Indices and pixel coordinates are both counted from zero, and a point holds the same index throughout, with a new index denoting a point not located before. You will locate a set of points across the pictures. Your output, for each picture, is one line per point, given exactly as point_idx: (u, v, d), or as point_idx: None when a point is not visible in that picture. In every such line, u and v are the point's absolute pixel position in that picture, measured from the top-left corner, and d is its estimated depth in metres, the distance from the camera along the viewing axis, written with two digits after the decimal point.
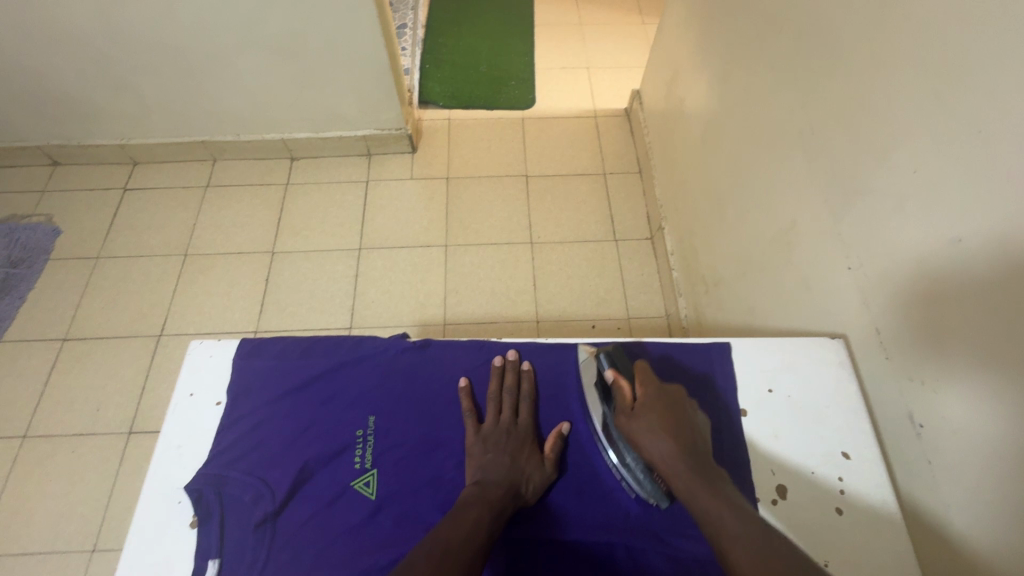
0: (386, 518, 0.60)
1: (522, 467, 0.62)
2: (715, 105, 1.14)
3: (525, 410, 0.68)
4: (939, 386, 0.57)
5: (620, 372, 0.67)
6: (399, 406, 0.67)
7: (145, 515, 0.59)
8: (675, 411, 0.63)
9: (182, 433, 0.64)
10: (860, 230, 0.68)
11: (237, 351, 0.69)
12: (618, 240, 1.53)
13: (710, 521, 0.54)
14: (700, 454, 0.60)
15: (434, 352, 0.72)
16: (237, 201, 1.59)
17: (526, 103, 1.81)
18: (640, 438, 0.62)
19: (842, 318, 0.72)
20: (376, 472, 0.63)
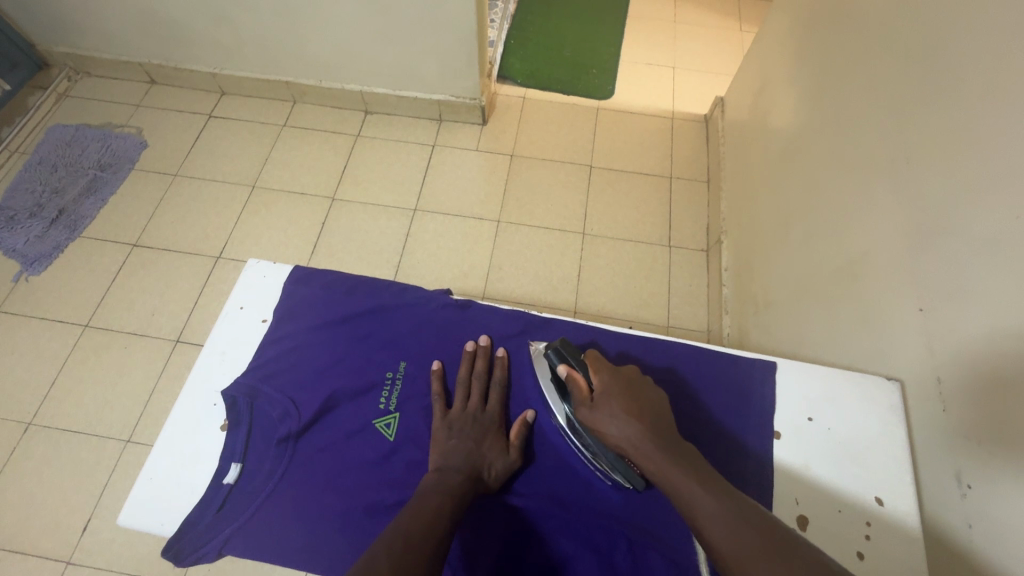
0: (400, 460, 0.62)
1: (485, 453, 0.62)
2: (802, 123, 1.07)
3: (494, 397, 0.66)
4: (996, 451, 0.52)
5: (569, 363, 0.65)
6: (432, 358, 0.69)
7: (184, 409, 0.63)
8: (634, 394, 0.62)
9: (227, 341, 0.67)
10: (940, 273, 0.63)
11: (289, 276, 0.72)
12: (672, 247, 1.48)
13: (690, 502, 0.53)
14: (663, 430, 0.59)
15: (474, 314, 0.72)
16: (308, 144, 1.64)
17: (604, 94, 1.78)
18: (603, 425, 0.60)
19: (899, 363, 0.67)
20: (398, 415, 0.65)
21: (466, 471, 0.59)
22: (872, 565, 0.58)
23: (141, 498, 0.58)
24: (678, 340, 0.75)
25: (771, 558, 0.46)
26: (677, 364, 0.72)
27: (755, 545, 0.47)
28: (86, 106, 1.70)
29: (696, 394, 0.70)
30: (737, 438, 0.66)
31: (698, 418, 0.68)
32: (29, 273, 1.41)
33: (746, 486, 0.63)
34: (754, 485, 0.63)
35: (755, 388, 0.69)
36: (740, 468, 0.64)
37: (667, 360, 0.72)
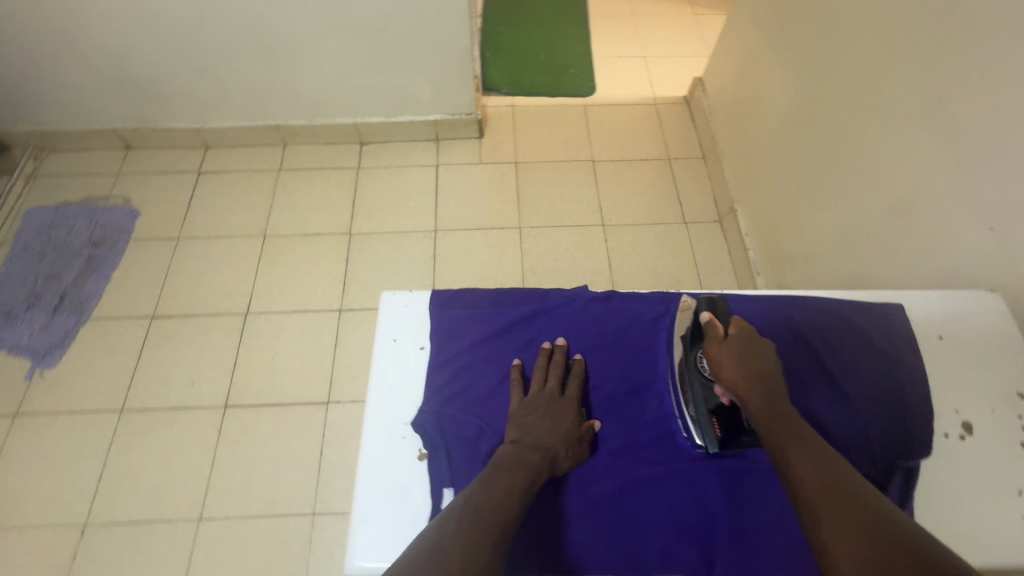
0: (602, 452, 0.65)
1: (563, 436, 0.62)
2: (804, 85, 1.17)
3: (574, 383, 0.67)
4: None
5: (715, 313, 0.68)
6: (596, 352, 0.71)
7: (376, 446, 0.63)
8: (758, 354, 0.63)
9: (391, 375, 0.68)
10: (1003, 191, 0.72)
11: (430, 301, 0.73)
12: (688, 223, 1.56)
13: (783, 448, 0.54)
14: (777, 390, 0.60)
15: (617, 303, 0.75)
16: (311, 184, 1.62)
17: (586, 91, 1.85)
18: (721, 364, 0.63)
19: (987, 276, 0.75)
20: (585, 409, 0.67)
21: (542, 447, 0.60)
22: None
23: (366, 541, 0.58)
24: (805, 293, 0.75)
25: (840, 513, 0.46)
26: (811, 316, 0.70)
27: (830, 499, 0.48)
28: (61, 184, 1.59)
29: (855, 339, 0.69)
30: (896, 372, 0.66)
31: (847, 363, 0.67)
32: (44, 367, 1.32)
33: (910, 418, 0.63)
34: (912, 418, 0.63)
35: (896, 325, 0.69)
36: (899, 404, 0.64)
37: (799, 314, 0.71)
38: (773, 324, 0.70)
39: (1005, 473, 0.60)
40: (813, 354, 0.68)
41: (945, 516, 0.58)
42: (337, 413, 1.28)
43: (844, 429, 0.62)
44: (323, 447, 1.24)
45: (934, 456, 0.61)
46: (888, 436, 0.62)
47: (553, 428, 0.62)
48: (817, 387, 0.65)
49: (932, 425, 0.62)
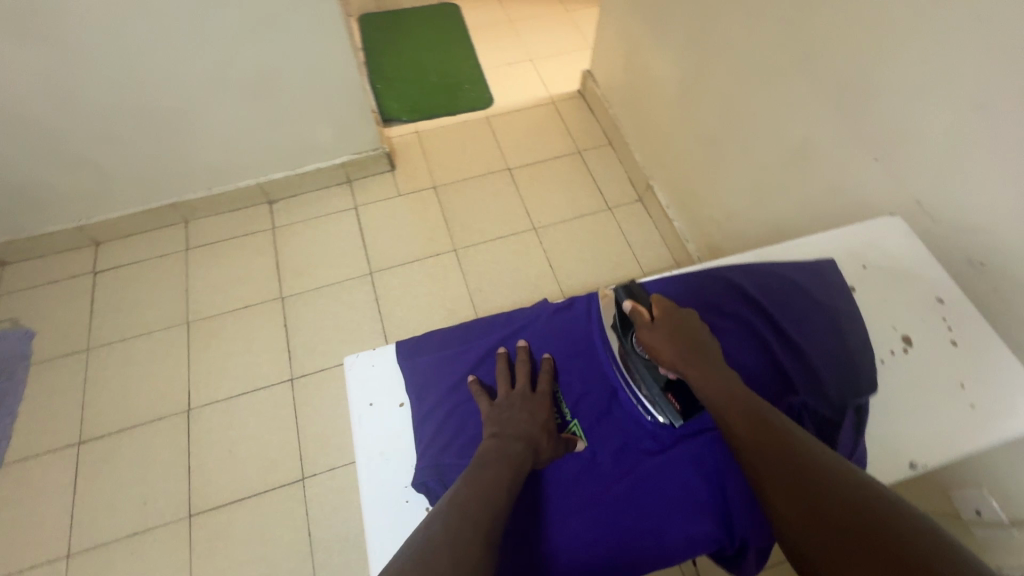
0: (604, 456, 0.65)
1: (539, 426, 0.63)
2: (687, 61, 1.25)
3: (545, 376, 0.68)
4: (988, 227, 0.69)
5: (636, 299, 0.70)
6: (572, 360, 0.71)
7: (380, 518, 0.60)
8: (688, 328, 0.65)
9: (377, 441, 0.65)
10: (881, 126, 0.80)
11: (397, 355, 0.70)
12: (612, 209, 1.62)
13: (730, 413, 0.57)
14: (712, 357, 0.63)
15: (580, 308, 0.75)
16: (226, 256, 1.52)
17: (486, 102, 1.87)
18: (656, 345, 0.65)
19: (886, 201, 0.83)
20: (577, 421, 0.67)
21: (522, 441, 0.60)
22: (966, 347, 0.64)
23: None
24: (740, 254, 0.75)
25: (792, 472, 0.50)
26: (751, 273, 0.70)
27: (783, 459, 0.51)
28: None
29: (805, 293, 0.67)
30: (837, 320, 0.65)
31: (797, 314, 0.66)
32: None
33: (860, 358, 0.63)
34: (858, 355, 0.63)
35: (830, 278, 0.69)
36: (844, 342, 0.64)
37: (740, 283, 0.69)
38: (717, 291, 0.69)
39: (947, 372, 0.63)
40: (762, 310, 0.67)
41: (908, 428, 0.60)
42: (316, 487, 1.21)
43: (806, 377, 0.62)
44: (310, 526, 1.16)
45: (888, 376, 0.63)
46: (856, 382, 0.61)
47: (530, 425, 0.63)
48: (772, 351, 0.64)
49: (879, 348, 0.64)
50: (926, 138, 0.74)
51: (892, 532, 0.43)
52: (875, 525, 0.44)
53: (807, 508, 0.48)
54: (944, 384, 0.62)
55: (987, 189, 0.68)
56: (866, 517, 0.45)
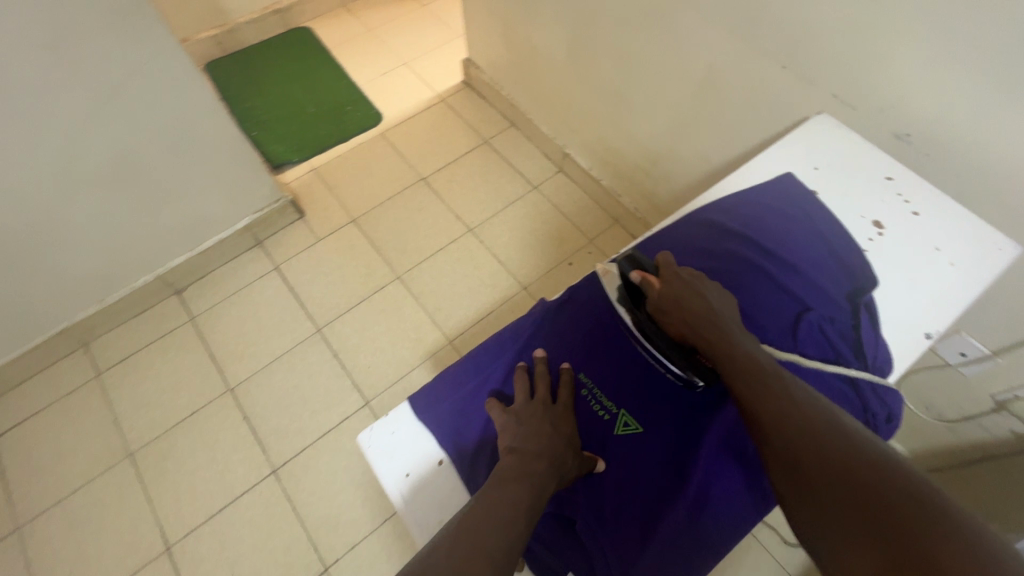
0: (668, 434, 0.58)
1: (563, 441, 0.55)
2: (571, 23, 1.24)
3: (564, 387, 0.60)
4: (905, 102, 0.74)
5: (642, 268, 0.62)
6: (595, 349, 0.64)
7: None
8: (697, 291, 0.58)
9: (433, 509, 0.59)
10: (781, 35, 0.83)
11: (416, 413, 0.64)
12: (539, 187, 1.60)
13: (740, 388, 0.50)
14: (725, 320, 0.56)
15: (580, 294, 0.68)
16: (150, 367, 1.33)
17: (375, 119, 1.77)
18: (669, 312, 0.58)
19: (804, 103, 0.87)
20: (626, 409, 0.60)
21: (545, 457, 0.53)
22: (927, 214, 0.67)
23: None
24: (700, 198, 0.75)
25: (800, 462, 0.44)
26: (726, 210, 0.69)
27: (789, 444, 0.45)
28: None
29: (781, 211, 0.68)
30: (824, 222, 0.68)
31: (781, 233, 0.66)
32: None
33: (851, 257, 0.65)
34: (848, 255, 0.65)
35: (798, 191, 0.71)
36: (831, 247, 0.65)
37: (723, 220, 0.69)
38: (705, 235, 0.67)
39: (922, 240, 0.66)
40: (751, 240, 0.66)
41: (910, 306, 0.62)
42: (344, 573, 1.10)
43: (814, 293, 0.63)
44: None
45: (877, 262, 0.64)
46: (855, 273, 0.64)
47: (552, 439, 0.55)
48: (777, 274, 0.64)
49: (859, 238, 0.66)
50: (828, 34, 0.77)
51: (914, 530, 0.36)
52: (895, 525, 0.37)
53: (824, 508, 0.41)
54: (923, 253, 0.65)
55: (898, 65, 0.72)
56: (885, 512, 0.38)
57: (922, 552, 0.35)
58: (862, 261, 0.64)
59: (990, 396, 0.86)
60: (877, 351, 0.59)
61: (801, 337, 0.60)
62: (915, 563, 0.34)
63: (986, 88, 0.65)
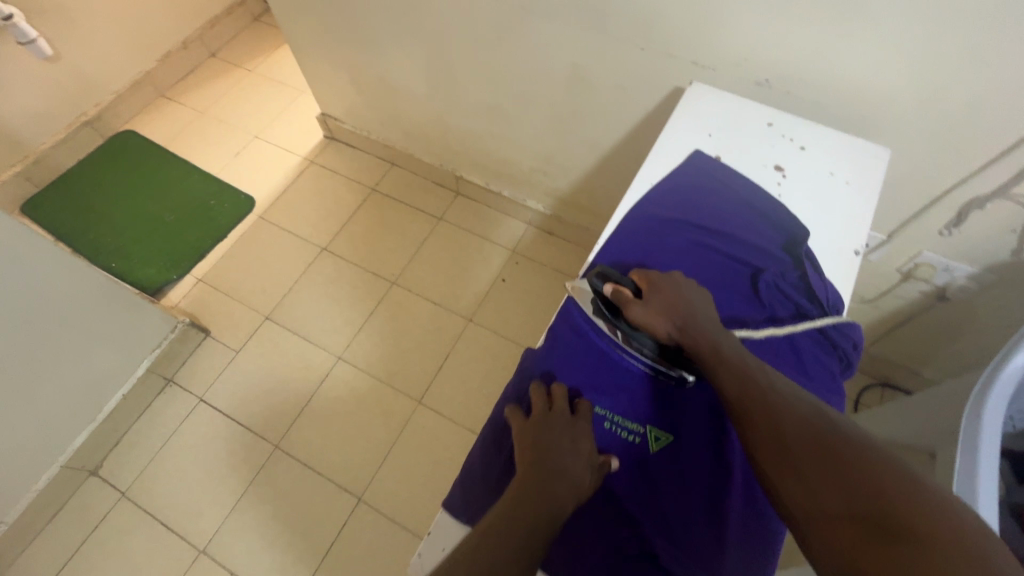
0: (696, 434, 0.58)
1: (577, 460, 0.52)
2: (423, 55, 1.22)
3: (579, 405, 0.58)
4: (755, 53, 0.82)
5: (614, 281, 0.63)
6: (599, 376, 0.61)
7: None
8: (673, 296, 0.60)
9: None
10: (631, 20, 0.88)
11: (458, 518, 0.59)
12: (444, 218, 1.57)
13: (726, 383, 0.52)
14: (703, 318, 0.59)
15: (562, 329, 0.65)
16: (94, 568, 1.14)
17: (246, 204, 1.63)
18: (650, 321, 0.59)
19: (670, 75, 0.93)
20: (651, 423, 0.59)
21: (567, 476, 0.50)
22: (810, 146, 0.76)
23: None
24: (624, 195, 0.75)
25: (784, 442, 0.46)
26: (658, 201, 0.72)
27: (772, 428, 0.47)
28: None
29: (701, 187, 0.72)
30: (739, 184, 0.72)
31: (709, 209, 0.71)
32: None
33: (774, 210, 0.70)
34: (770, 208, 0.70)
35: (707, 161, 0.74)
36: (753, 207, 0.70)
37: (657, 213, 0.71)
38: (648, 232, 0.69)
39: (818, 170, 0.74)
40: (689, 225, 0.70)
41: (834, 230, 0.69)
42: None
43: (756, 254, 0.68)
44: None
45: (793, 202, 0.71)
46: (783, 223, 0.69)
47: (573, 454, 0.52)
48: (720, 251, 0.68)
49: (771, 186, 0.72)
50: (675, 6, 0.82)
51: (899, 501, 0.38)
52: (881, 501, 0.38)
53: (809, 486, 0.42)
54: (824, 179, 0.73)
55: (741, 22, 0.79)
56: (872, 488, 0.39)
57: (892, 516, 0.37)
58: (784, 210, 0.70)
59: (895, 270, 0.99)
60: (830, 293, 0.64)
61: (762, 298, 0.65)
62: (901, 530, 0.36)
63: (817, 26, 0.73)
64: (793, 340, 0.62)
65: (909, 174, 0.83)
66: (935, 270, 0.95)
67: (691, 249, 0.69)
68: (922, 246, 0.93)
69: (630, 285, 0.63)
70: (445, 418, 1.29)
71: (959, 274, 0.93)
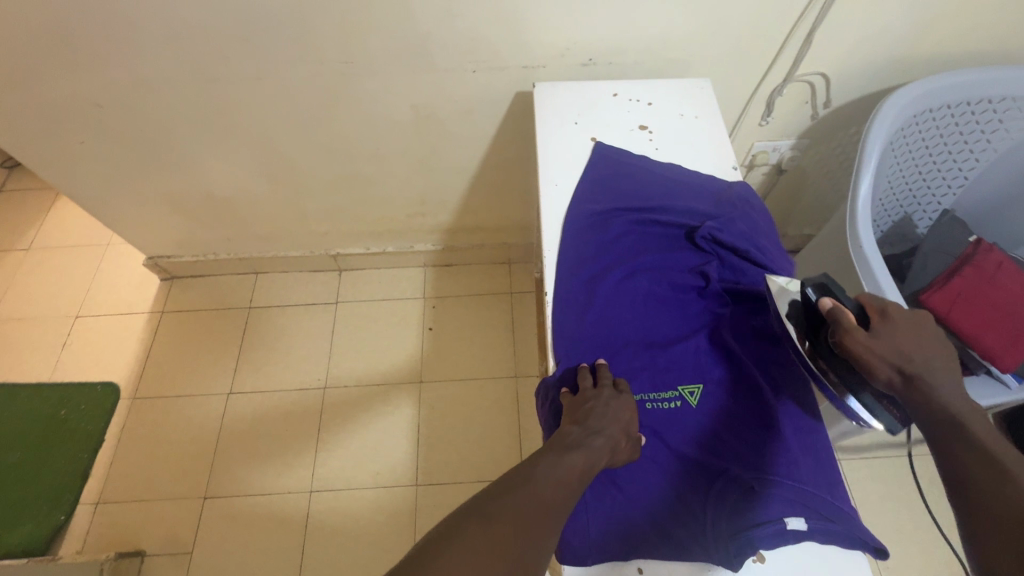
0: (714, 374, 0.68)
1: (620, 430, 0.57)
2: (250, 154, 1.13)
3: (620, 386, 0.63)
4: (573, 41, 0.90)
5: (836, 297, 0.60)
6: (622, 368, 0.67)
7: None
8: (914, 339, 0.53)
9: None
10: (454, 50, 0.92)
11: (580, 566, 0.56)
12: (341, 299, 1.48)
13: (970, 469, 0.45)
14: (943, 379, 0.51)
15: (569, 346, 0.68)
16: None
17: (108, 392, 1.37)
18: (869, 357, 0.54)
19: (508, 85, 0.99)
20: (680, 385, 0.66)
21: (602, 433, 0.56)
22: (654, 100, 0.87)
23: None
24: (542, 202, 0.79)
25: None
26: (579, 197, 0.78)
27: (1013, 521, 0.41)
28: None
29: (607, 172, 0.80)
30: (632, 157, 0.82)
31: (627, 189, 0.79)
32: None
33: (668, 167, 0.81)
34: (668, 169, 0.81)
35: (597, 149, 0.82)
36: (659, 173, 0.80)
37: (589, 208, 0.77)
38: (591, 229, 0.76)
39: (670, 116, 0.85)
40: (619, 208, 0.78)
41: (708, 158, 0.82)
42: None
43: (683, 210, 0.78)
44: None
45: (668, 151, 0.83)
46: (686, 176, 0.80)
47: (612, 418, 0.58)
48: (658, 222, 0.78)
49: (647, 145, 0.83)
50: (490, 24, 0.88)
51: None
52: None
53: None
54: (679, 122, 0.85)
55: (552, 20, 0.87)
56: None
57: None
58: (680, 167, 0.81)
59: (740, 165, 1.17)
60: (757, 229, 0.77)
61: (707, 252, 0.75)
62: None
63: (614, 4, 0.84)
64: (746, 273, 0.74)
65: (725, 93, 1.00)
66: (769, 153, 1.14)
67: (631, 234, 0.78)
68: (752, 141, 1.11)
69: (856, 310, 0.58)
70: (450, 484, 1.24)
71: (784, 149, 1.13)
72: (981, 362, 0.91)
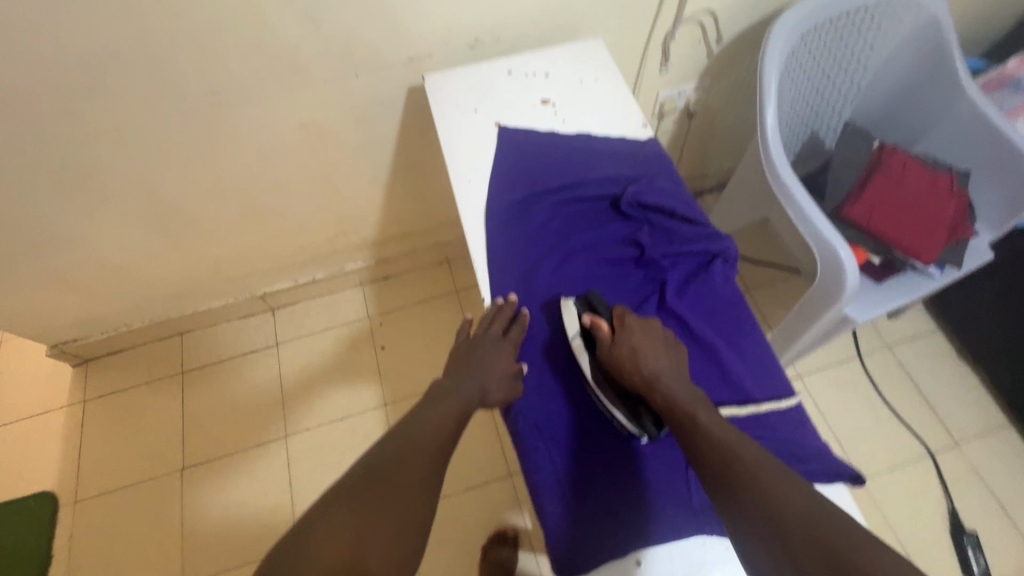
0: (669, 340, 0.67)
1: (493, 372, 0.64)
2: (134, 213, 1.02)
3: (514, 322, 0.67)
4: (454, 24, 0.85)
5: (595, 312, 0.66)
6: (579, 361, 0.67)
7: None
8: (652, 337, 0.64)
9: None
10: (330, 57, 0.84)
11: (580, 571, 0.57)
12: (281, 339, 1.38)
13: (728, 484, 0.51)
14: (675, 368, 0.62)
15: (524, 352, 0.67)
16: None
17: (45, 501, 1.23)
18: (626, 357, 0.62)
19: (398, 82, 0.92)
20: None
21: (472, 377, 0.64)
22: (551, 70, 0.84)
23: None
24: (461, 202, 0.74)
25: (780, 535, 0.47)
26: (498, 188, 0.74)
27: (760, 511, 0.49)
28: None
29: (520, 156, 0.77)
30: (542, 135, 0.78)
31: (545, 171, 0.77)
32: None
33: (579, 137, 0.78)
34: (582, 141, 0.78)
35: (503, 133, 0.78)
36: (573, 147, 0.78)
37: (511, 199, 0.74)
38: (518, 221, 0.73)
39: (569, 84, 0.82)
40: (541, 193, 0.75)
41: (616, 120, 0.80)
42: None
43: (604, 182, 0.76)
44: None
45: (576, 120, 0.80)
46: (601, 144, 0.78)
47: (486, 365, 0.65)
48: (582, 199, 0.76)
49: (553, 118, 0.80)
50: (360, 22, 0.80)
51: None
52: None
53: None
54: (580, 88, 0.82)
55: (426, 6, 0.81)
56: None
57: None
58: (594, 136, 0.79)
59: (650, 116, 1.16)
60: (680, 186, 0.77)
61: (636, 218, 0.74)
62: None
63: None
64: (678, 232, 0.74)
65: (620, 47, 0.97)
66: (675, 99, 1.13)
67: (558, 216, 0.75)
68: (657, 89, 1.10)
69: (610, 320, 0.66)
70: None
71: (689, 92, 1.13)
72: (906, 260, 0.96)
